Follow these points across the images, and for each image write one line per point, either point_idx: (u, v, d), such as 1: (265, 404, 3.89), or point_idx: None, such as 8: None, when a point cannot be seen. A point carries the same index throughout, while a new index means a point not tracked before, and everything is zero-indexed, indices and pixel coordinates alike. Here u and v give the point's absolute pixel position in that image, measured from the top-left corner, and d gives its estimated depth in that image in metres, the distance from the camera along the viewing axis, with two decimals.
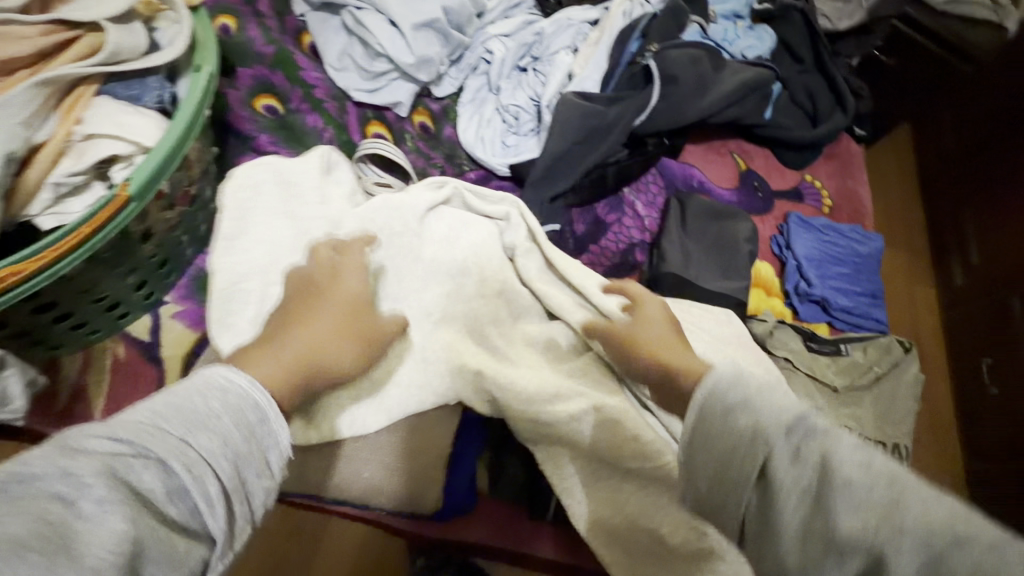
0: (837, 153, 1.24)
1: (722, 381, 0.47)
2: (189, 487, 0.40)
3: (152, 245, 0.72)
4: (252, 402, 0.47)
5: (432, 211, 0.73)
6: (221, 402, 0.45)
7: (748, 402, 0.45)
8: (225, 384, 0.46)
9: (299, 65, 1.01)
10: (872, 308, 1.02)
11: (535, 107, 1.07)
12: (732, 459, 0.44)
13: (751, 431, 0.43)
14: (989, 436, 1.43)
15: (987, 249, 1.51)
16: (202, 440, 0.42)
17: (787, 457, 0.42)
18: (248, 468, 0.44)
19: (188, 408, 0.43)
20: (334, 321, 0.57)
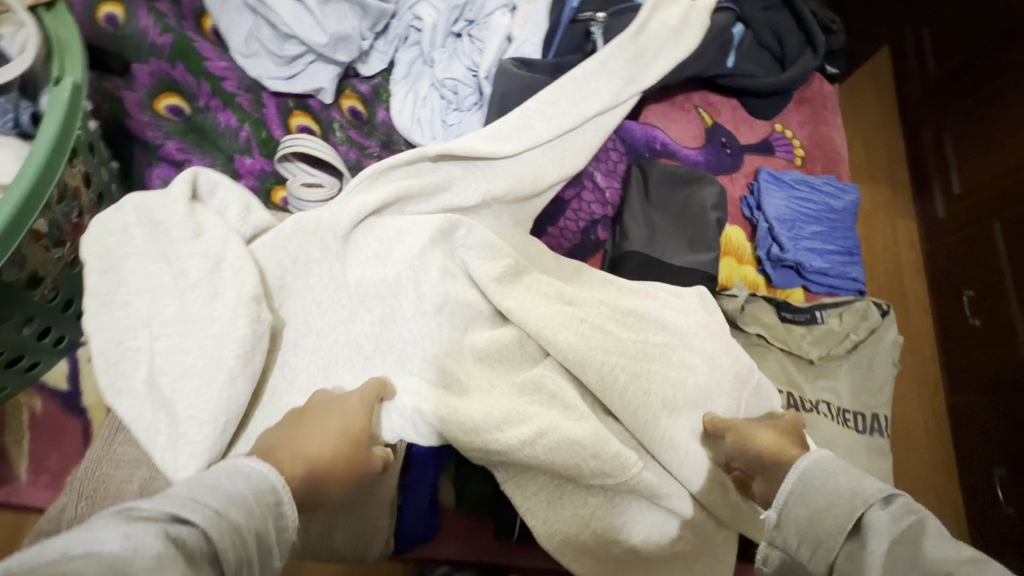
0: (808, 98, 1.15)
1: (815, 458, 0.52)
2: (223, 554, 0.37)
3: (46, 288, 0.64)
4: (271, 486, 0.43)
5: (361, 222, 0.68)
6: (247, 484, 0.42)
7: (843, 474, 0.49)
8: (246, 470, 0.43)
9: (203, 55, 0.87)
10: (848, 267, 0.97)
11: (474, 78, 0.96)
12: (827, 513, 0.47)
13: (847, 491, 0.47)
14: (970, 367, 1.42)
15: (970, 177, 1.45)
16: (233, 515, 0.39)
17: (883, 512, 0.45)
18: (266, 547, 0.41)
19: (223, 488, 0.40)
20: (345, 440, 0.53)
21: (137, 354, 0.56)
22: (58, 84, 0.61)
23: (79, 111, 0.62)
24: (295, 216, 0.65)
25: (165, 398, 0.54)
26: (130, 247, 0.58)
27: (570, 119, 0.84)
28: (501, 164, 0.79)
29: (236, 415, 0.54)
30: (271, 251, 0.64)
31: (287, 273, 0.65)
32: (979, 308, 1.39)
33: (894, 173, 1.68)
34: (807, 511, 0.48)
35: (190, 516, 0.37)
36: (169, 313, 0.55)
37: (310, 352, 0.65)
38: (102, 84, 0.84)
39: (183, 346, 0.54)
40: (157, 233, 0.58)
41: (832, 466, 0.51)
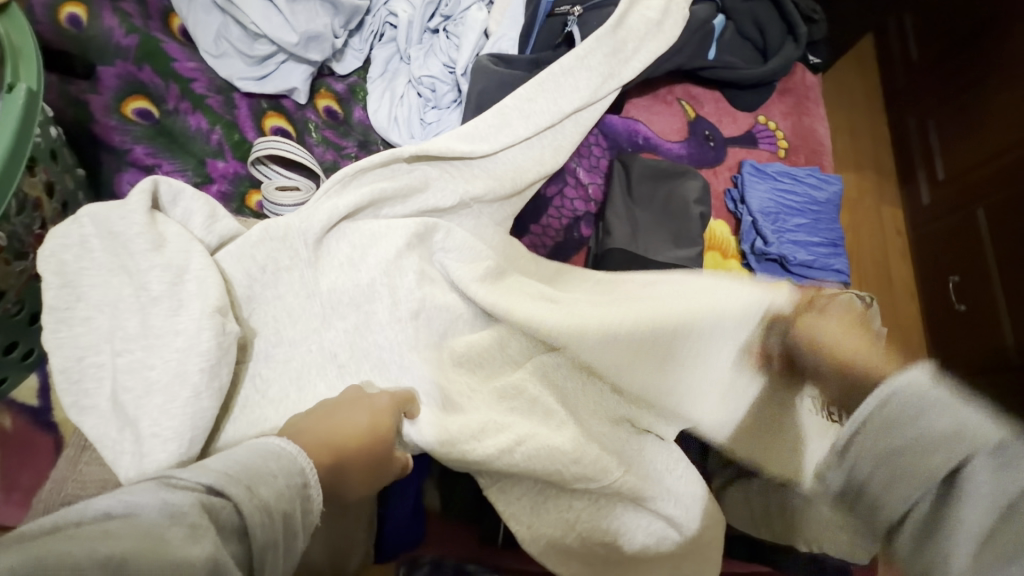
0: (791, 89, 1.15)
1: (906, 390, 0.46)
2: (253, 529, 0.36)
3: (8, 303, 0.62)
4: (300, 466, 0.43)
5: (331, 225, 0.67)
6: (278, 463, 0.42)
7: (927, 413, 0.45)
8: (280, 452, 0.43)
9: (171, 55, 0.85)
10: (832, 259, 0.97)
11: (451, 75, 0.94)
12: (922, 465, 0.45)
13: (936, 439, 0.44)
14: (956, 353, 1.43)
15: (954, 163, 1.45)
16: (265, 492, 0.39)
17: (987, 466, 0.43)
18: (292, 531, 0.40)
19: (252, 465, 0.40)
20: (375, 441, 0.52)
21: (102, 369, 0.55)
22: (11, 90, 0.59)
23: (35, 118, 0.60)
24: (261, 223, 0.64)
25: (129, 415, 0.52)
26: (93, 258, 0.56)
27: (549, 115, 0.83)
28: (477, 162, 0.78)
29: (203, 430, 0.53)
30: (237, 257, 0.62)
31: (256, 282, 0.63)
32: (965, 294, 1.40)
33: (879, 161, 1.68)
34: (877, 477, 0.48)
35: (226, 488, 0.37)
36: (136, 326, 0.54)
37: (284, 362, 0.63)
38: (67, 88, 0.80)
39: (146, 361, 0.53)
40: (121, 244, 0.57)
41: (925, 400, 0.45)
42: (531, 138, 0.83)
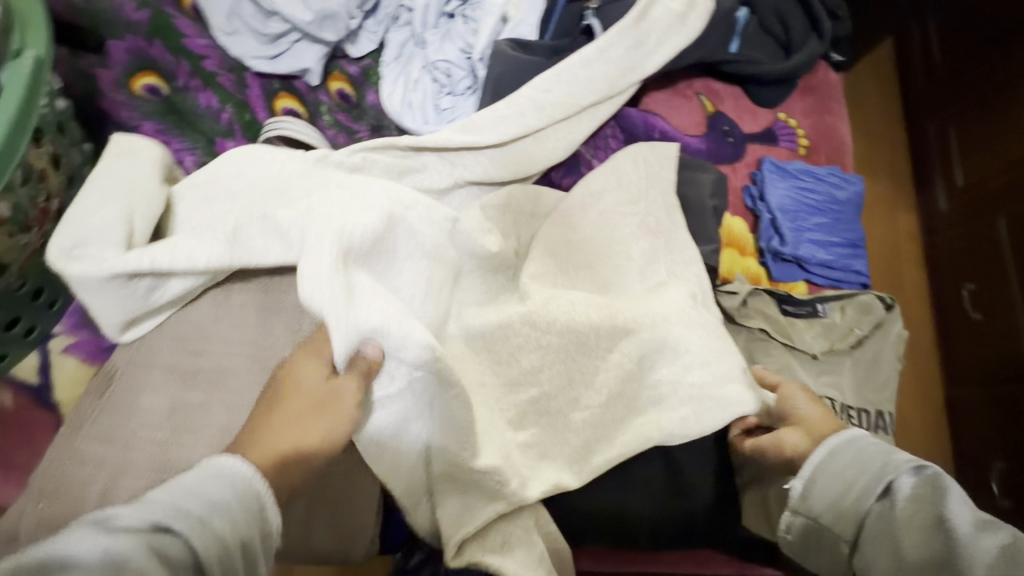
0: (814, 86, 1.12)
1: (835, 453, 0.55)
2: (207, 566, 0.37)
3: (11, 275, 0.61)
4: (256, 491, 0.43)
5: (305, 180, 0.62)
6: (230, 488, 0.42)
7: (853, 465, 0.53)
8: (231, 472, 0.43)
9: (182, 31, 0.83)
10: (852, 260, 0.94)
11: (468, 61, 0.92)
12: (849, 491, 0.52)
13: (860, 477, 0.52)
14: (968, 361, 1.42)
15: (974, 169, 1.42)
16: (216, 522, 0.39)
17: (910, 483, 0.49)
18: (253, 551, 0.41)
19: (204, 493, 0.40)
20: (321, 402, 0.52)
21: (103, 308, 0.55)
22: (18, 58, 0.57)
23: (43, 86, 0.59)
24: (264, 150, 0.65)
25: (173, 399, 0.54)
26: (91, 231, 0.53)
27: (564, 107, 0.83)
28: (487, 150, 0.80)
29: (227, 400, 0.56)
30: (189, 199, 0.63)
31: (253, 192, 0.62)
32: (981, 302, 1.38)
33: (894, 166, 1.66)
34: (828, 475, 0.54)
35: (172, 526, 0.37)
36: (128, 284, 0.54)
37: (238, 312, 0.60)
38: (76, 61, 0.78)
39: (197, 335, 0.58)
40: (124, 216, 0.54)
41: (853, 451, 0.54)
42: (544, 129, 0.84)
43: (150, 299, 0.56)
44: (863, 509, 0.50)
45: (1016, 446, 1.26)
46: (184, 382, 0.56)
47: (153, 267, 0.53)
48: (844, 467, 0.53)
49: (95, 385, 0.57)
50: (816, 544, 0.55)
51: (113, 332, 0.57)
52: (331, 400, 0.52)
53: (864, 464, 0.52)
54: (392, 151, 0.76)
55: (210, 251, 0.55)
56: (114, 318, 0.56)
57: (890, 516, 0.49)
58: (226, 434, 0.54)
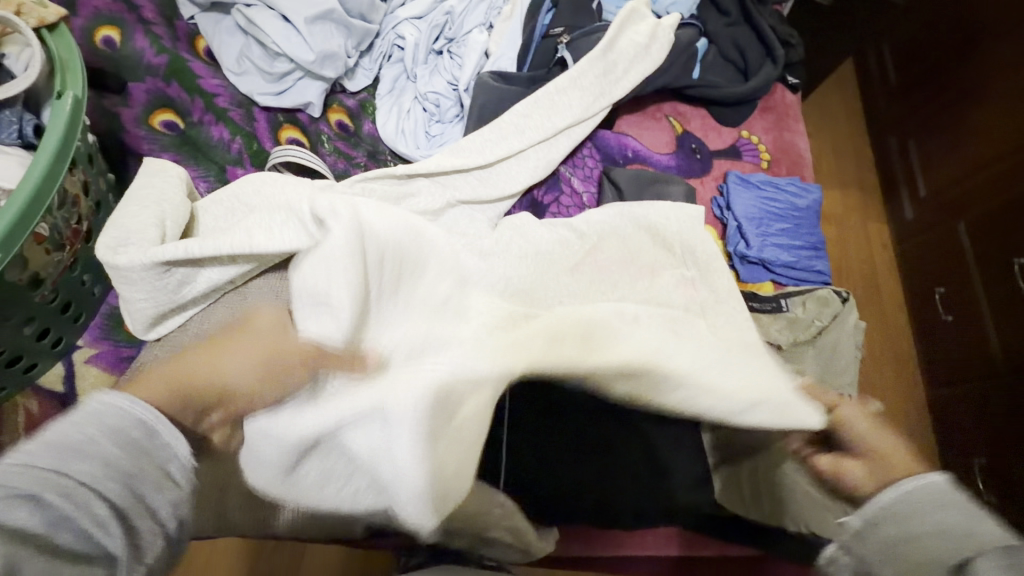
0: (772, 107, 1.23)
1: (924, 489, 0.52)
2: (73, 515, 0.41)
3: (46, 290, 0.68)
4: (135, 420, 0.47)
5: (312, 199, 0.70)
6: (102, 430, 0.45)
7: (936, 528, 0.50)
8: (102, 413, 0.46)
9: (196, 73, 0.92)
10: (814, 261, 1.02)
11: (454, 92, 1.02)
12: (933, 550, 0.49)
13: (935, 532, 0.49)
14: (943, 360, 1.48)
15: (936, 181, 1.52)
16: (83, 468, 0.43)
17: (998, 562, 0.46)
18: (142, 483, 0.45)
19: (77, 439, 0.44)
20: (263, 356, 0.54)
21: (140, 300, 0.63)
22: (60, 98, 0.65)
23: (80, 123, 0.66)
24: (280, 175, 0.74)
25: None
26: (127, 232, 0.62)
27: (543, 130, 0.93)
28: (474, 171, 0.89)
29: None
30: (212, 211, 0.72)
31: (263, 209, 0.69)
32: (951, 304, 1.45)
33: (861, 179, 1.76)
34: (903, 530, 0.51)
35: (30, 484, 0.41)
36: (163, 276, 0.62)
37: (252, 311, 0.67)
38: (101, 101, 0.88)
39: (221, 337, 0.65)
40: (157, 222, 0.63)
41: (943, 498, 0.51)
42: (526, 150, 0.93)
43: (179, 292, 0.65)
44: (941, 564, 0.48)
45: (993, 440, 1.29)
46: None
47: (187, 257, 0.61)
48: (928, 518, 0.50)
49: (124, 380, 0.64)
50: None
51: (140, 326, 0.66)
52: (255, 339, 0.54)
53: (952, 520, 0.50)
54: (387, 179, 0.84)
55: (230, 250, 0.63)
56: (145, 312, 0.65)
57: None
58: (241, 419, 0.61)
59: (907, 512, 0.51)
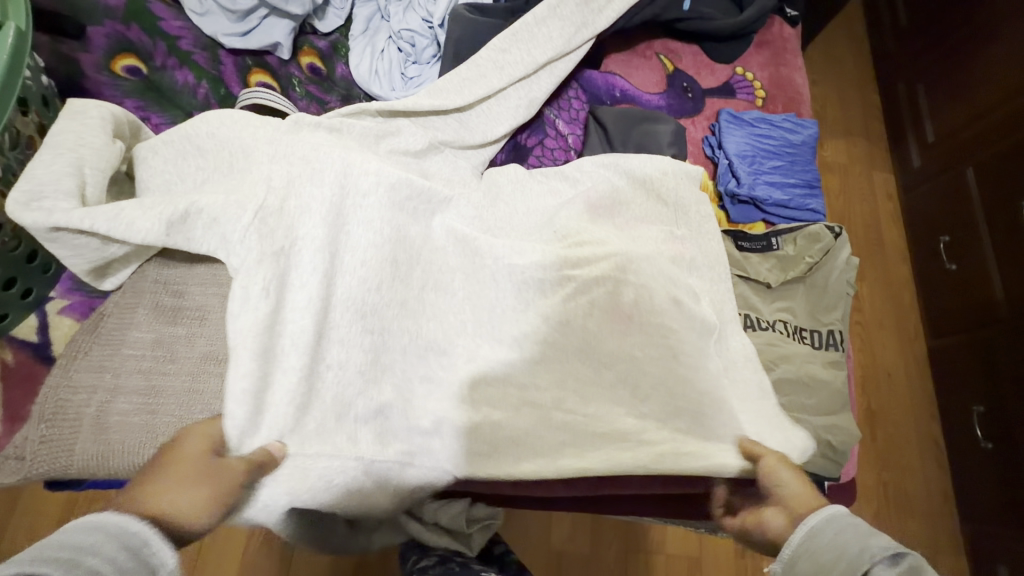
0: (768, 41, 1.17)
1: (818, 521, 0.50)
2: None
3: (5, 236, 0.66)
4: (134, 533, 0.41)
5: (272, 145, 0.67)
6: (103, 533, 0.40)
7: (835, 544, 0.47)
8: (100, 522, 0.40)
9: (157, 14, 0.88)
10: (808, 199, 0.98)
11: (430, 29, 0.96)
12: (835, 570, 0.45)
13: (840, 551, 0.46)
14: (944, 308, 1.45)
15: (944, 124, 1.46)
16: (95, 560, 0.37)
17: (887, 562, 0.43)
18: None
19: (78, 542, 0.38)
20: (209, 470, 0.51)
21: (67, 257, 0.59)
22: (1, 29, 0.61)
23: (24, 57, 0.63)
24: (234, 116, 0.69)
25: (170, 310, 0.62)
26: (42, 184, 0.57)
27: (523, 66, 0.88)
28: (453, 114, 0.85)
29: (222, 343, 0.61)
30: (163, 152, 0.67)
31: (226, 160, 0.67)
32: (955, 252, 1.41)
33: (867, 125, 1.70)
34: (812, 563, 0.47)
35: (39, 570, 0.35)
36: (76, 238, 0.58)
37: (211, 265, 0.64)
38: (57, 46, 0.82)
39: (184, 280, 0.63)
40: (74, 169, 0.59)
41: (844, 524, 0.49)
42: (507, 89, 0.89)
43: (106, 250, 0.60)
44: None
45: (992, 387, 1.27)
46: (168, 317, 0.62)
47: (95, 230, 0.57)
48: (824, 548, 0.47)
49: (85, 324, 0.63)
50: None
51: (93, 280, 0.64)
52: (210, 466, 0.51)
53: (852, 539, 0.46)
54: (365, 117, 0.80)
55: (150, 227, 0.58)
56: (81, 266, 0.61)
57: None
58: (207, 360, 0.60)
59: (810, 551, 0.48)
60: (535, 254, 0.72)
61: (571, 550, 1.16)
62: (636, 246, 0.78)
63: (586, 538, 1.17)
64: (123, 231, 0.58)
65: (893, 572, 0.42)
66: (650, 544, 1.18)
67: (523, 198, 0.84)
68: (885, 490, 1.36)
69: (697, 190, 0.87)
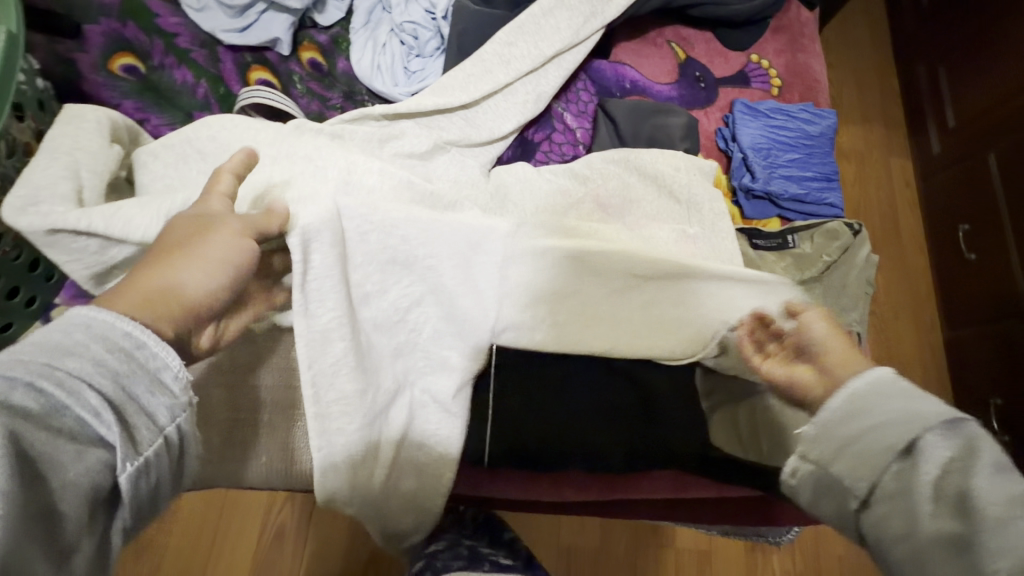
0: (785, 26, 1.12)
1: (869, 380, 0.47)
2: (67, 406, 0.33)
3: (6, 245, 0.65)
4: (122, 331, 0.36)
5: (273, 148, 0.66)
6: (90, 329, 0.35)
7: (892, 404, 0.45)
8: (89, 320, 0.36)
9: (154, 11, 0.86)
10: (825, 193, 0.95)
11: (433, 21, 0.94)
12: (888, 435, 0.44)
13: (893, 417, 0.44)
14: (964, 300, 1.40)
15: (966, 108, 1.40)
16: (72, 365, 0.34)
17: (942, 430, 0.43)
18: (136, 383, 0.36)
19: (64, 337, 0.35)
20: (203, 234, 0.47)
21: (66, 266, 0.59)
22: None
23: (17, 59, 0.61)
24: (235, 119, 0.67)
25: None
26: (37, 191, 0.56)
27: (530, 59, 0.85)
28: (459, 111, 0.82)
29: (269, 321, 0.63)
30: (162, 156, 0.66)
31: (224, 167, 0.65)
32: (976, 241, 1.36)
33: (886, 110, 1.64)
34: (854, 429, 0.46)
35: (22, 385, 0.32)
36: (75, 238, 0.56)
37: None
38: (54, 46, 0.81)
39: None
40: (70, 174, 0.58)
41: (888, 384, 0.47)
42: (514, 83, 0.86)
43: (105, 253, 0.58)
44: (883, 466, 0.43)
45: (1012, 381, 1.24)
46: None
47: (93, 230, 0.55)
48: (873, 414, 0.45)
49: None
50: (823, 494, 0.48)
51: (91, 288, 0.62)
52: (203, 232, 0.48)
53: (907, 410, 0.45)
54: (369, 121, 0.78)
55: (148, 222, 0.56)
56: (80, 276, 0.60)
57: (910, 475, 0.42)
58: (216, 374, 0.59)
59: (860, 412, 0.46)
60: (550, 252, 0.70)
61: (582, 544, 1.16)
62: (646, 247, 0.76)
63: (596, 532, 1.17)
64: (121, 229, 0.55)
65: (954, 444, 0.42)
66: (662, 536, 1.18)
67: (533, 198, 0.81)
68: None
69: (709, 185, 0.84)
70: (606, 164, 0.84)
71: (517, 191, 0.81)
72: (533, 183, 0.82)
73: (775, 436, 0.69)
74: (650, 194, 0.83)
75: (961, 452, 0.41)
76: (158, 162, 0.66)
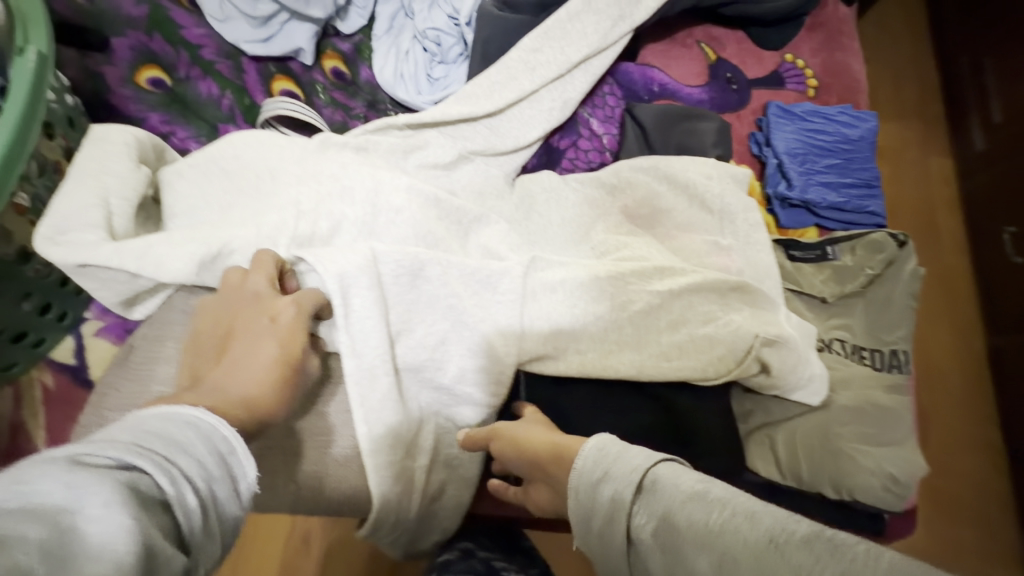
0: (822, 23, 1.07)
1: (588, 461, 0.47)
2: (170, 503, 0.33)
3: (38, 263, 0.65)
4: (222, 435, 0.38)
5: (298, 166, 0.65)
6: (195, 431, 0.37)
7: (605, 478, 0.44)
8: (192, 421, 0.38)
9: (179, 23, 0.85)
10: (866, 201, 0.90)
11: (456, 27, 0.92)
12: (608, 522, 0.43)
13: (612, 505, 0.43)
14: (1009, 307, 1.34)
15: (1013, 105, 1.33)
16: (184, 462, 0.35)
17: (639, 509, 0.41)
18: (223, 486, 0.37)
19: (169, 433, 0.36)
20: (252, 329, 0.51)
21: (97, 290, 0.59)
22: (22, 55, 0.60)
23: (48, 81, 0.61)
24: (257, 136, 0.67)
25: None
26: (67, 217, 0.57)
27: (556, 66, 0.83)
28: (484, 120, 0.81)
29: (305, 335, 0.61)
30: (188, 176, 0.66)
31: (248, 186, 0.65)
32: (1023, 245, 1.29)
33: (924, 107, 1.56)
34: (595, 522, 0.44)
35: (135, 462, 0.33)
36: (104, 271, 0.57)
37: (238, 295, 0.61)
38: (84, 61, 0.80)
39: None
40: (99, 200, 0.58)
41: (601, 461, 0.46)
42: (540, 90, 0.84)
43: (134, 282, 0.59)
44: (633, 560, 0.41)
45: None
46: None
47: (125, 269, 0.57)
48: (598, 500, 0.44)
49: (116, 359, 0.62)
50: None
51: (121, 310, 0.63)
52: (253, 325, 0.51)
53: (618, 471, 0.44)
54: (392, 131, 0.76)
55: (181, 268, 0.57)
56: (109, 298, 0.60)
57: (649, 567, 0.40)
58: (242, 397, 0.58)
59: (590, 490, 0.45)
60: (582, 266, 0.67)
61: None
62: (678, 262, 0.74)
63: None
64: (153, 270, 0.57)
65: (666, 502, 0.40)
66: None
67: (560, 209, 0.79)
68: (938, 499, 1.28)
69: (744, 194, 0.80)
70: (636, 173, 0.80)
71: (543, 203, 0.79)
72: (559, 194, 0.80)
73: (816, 460, 0.67)
74: (681, 203, 0.79)
75: (665, 496, 0.40)
76: (182, 180, 0.65)
